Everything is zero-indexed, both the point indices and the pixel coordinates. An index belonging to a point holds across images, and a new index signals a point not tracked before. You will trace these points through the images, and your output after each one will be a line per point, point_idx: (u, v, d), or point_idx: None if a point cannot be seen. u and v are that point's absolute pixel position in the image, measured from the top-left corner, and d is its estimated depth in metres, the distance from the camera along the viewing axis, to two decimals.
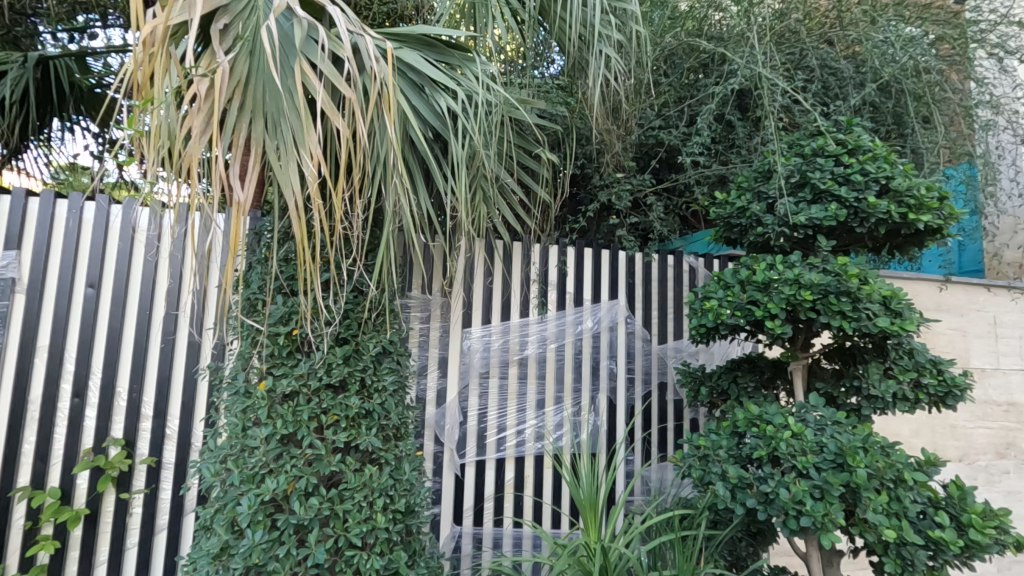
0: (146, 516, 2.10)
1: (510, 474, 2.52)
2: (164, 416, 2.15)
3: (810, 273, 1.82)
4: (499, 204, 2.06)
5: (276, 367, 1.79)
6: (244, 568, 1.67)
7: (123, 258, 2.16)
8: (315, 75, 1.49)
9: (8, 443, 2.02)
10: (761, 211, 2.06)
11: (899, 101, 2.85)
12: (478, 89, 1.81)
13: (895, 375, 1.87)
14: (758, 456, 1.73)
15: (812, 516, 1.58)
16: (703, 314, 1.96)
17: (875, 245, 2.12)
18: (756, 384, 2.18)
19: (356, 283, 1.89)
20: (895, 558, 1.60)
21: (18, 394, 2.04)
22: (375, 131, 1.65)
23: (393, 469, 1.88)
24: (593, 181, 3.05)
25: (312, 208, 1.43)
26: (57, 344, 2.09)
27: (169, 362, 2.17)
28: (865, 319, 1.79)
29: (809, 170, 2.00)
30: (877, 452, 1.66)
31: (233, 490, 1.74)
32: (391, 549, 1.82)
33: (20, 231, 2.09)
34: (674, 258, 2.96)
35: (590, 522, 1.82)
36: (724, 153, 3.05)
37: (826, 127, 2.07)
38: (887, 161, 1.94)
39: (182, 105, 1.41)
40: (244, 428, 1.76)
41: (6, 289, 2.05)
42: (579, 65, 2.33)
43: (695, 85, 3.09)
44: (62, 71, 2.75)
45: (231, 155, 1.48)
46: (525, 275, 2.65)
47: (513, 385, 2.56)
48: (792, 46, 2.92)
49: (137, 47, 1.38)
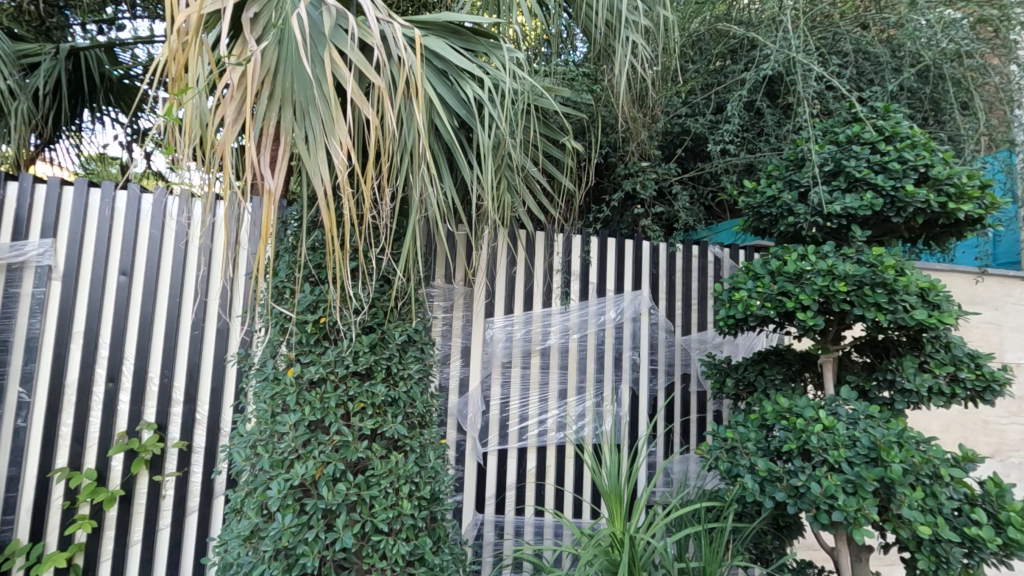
0: (177, 498, 2.16)
1: (532, 464, 2.53)
2: (194, 401, 2.20)
3: (844, 264, 1.78)
4: (524, 194, 2.04)
5: (304, 354, 1.81)
6: (274, 551, 1.71)
7: (154, 246, 2.21)
8: (345, 63, 1.49)
9: (46, 425, 2.07)
10: (793, 200, 2.01)
11: (937, 86, 2.78)
12: (504, 77, 1.79)
13: (931, 368, 1.82)
14: (788, 449, 1.70)
15: (845, 511, 1.56)
16: (732, 306, 1.93)
17: (911, 235, 2.06)
18: (785, 377, 2.14)
19: (384, 273, 1.90)
20: (929, 555, 1.58)
21: (56, 377, 2.10)
22: (402, 119, 1.64)
23: (418, 457, 1.89)
24: (617, 170, 3.02)
25: (342, 197, 1.44)
26: (92, 329, 2.14)
27: (200, 349, 2.22)
28: (901, 311, 1.74)
29: (844, 158, 1.95)
30: (913, 447, 1.62)
31: (263, 474, 1.76)
32: (416, 534, 1.84)
33: (55, 219, 2.14)
34: (699, 248, 2.94)
35: (617, 511, 1.80)
36: (752, 141, 2.98)
37: (864, 114, 2.01)
38: (927, 149, 1.88)
39: (215, 94, 1.43)
40: (273, 414, 1.79)
41: (43, 276, 2.10)
42: (605, 53, 2.30)
43: (723, 72, 3.02)
44: (92, 63, 2.80)
45: (261, 143, 1.50)
46: (548, 264, 2.64)
47: (535, 374, 2.56)
48: (826, 30, 2.82)
49: (171, 36, 1.40)
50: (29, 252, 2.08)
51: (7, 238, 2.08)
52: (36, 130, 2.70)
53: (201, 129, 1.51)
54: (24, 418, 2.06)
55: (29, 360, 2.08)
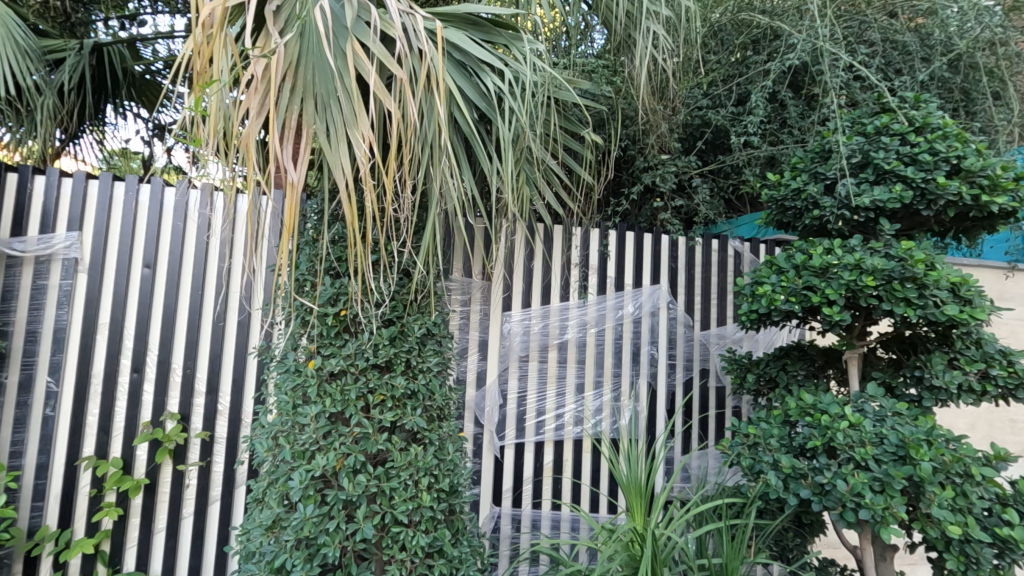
0: (200, 488, 2.19)
1: (549, 457, 2.53)
2: (216, 392, 2.23)
3: (872, 258, 1.74)
4: (543, 187, 2.03)
5: (325, 347, 1.82)
6: (296, 541, 1.72)
7: (177, 239, 2.24)
8: (367, 56, 1.50)
9: (74, 414, 2.12)
10: (819, 193, 1.97)
11: (968, 76, 2.72)
12: (525, 69, 1.77)
13: (962, 365, 1.77)
14: (812, 446, 1.68)
15: (872, 509, 1.52)
16: (755, 300, 1.90)
17: (941, 229, 2.02)
18: (807, 373, 2.10)
19: (404, 266, 1.90)
20: (958, 556, 1.56)
21: (82, 367, 2.14)
22: (423, 112, 1.64)
23: (437, 450, 1.90)
24: (637, 164, 2.99)
25: (363, 189, 1.45)
26: (117, 321, 2.17)
27: (221, 341, 2.25)
28: (932, 306, 1.70)
29: (872, 149, 1.91)
30: (943, 445, 1.58)
31: (285, 465, 1.77)
32: (435, 526, 1.85)
33: (81, 212, 2.17)
34: (719, 242, 2.91)
35: (637, 507, 1.79)
36: (776, 133, 2.93)
37: (894, 104, 1.95)
38: (960, 140, 1.82)
39: (240, 87, 1.45)
40: (294, 405, 1.80)
41: (70, 268, 2.14)
42: (625, 44, 2.27)
43: (745, 62, 2.96)
44: (115, 58, 2.83)
45: (284, 136, 1.51)
46: (566, 258, 2.62)
47: (553, 369, 2.55)
48: (852, 20, 2.74)
49: (197, 29, 1.41)
50: (56, 244, 2.12)
51: (35, 230, 2.12)
52: (62, 125, 2.74)
53: (225, 122, 1.52)
54: (52, 408, 2.10)
55: (57, 350, 2.12)
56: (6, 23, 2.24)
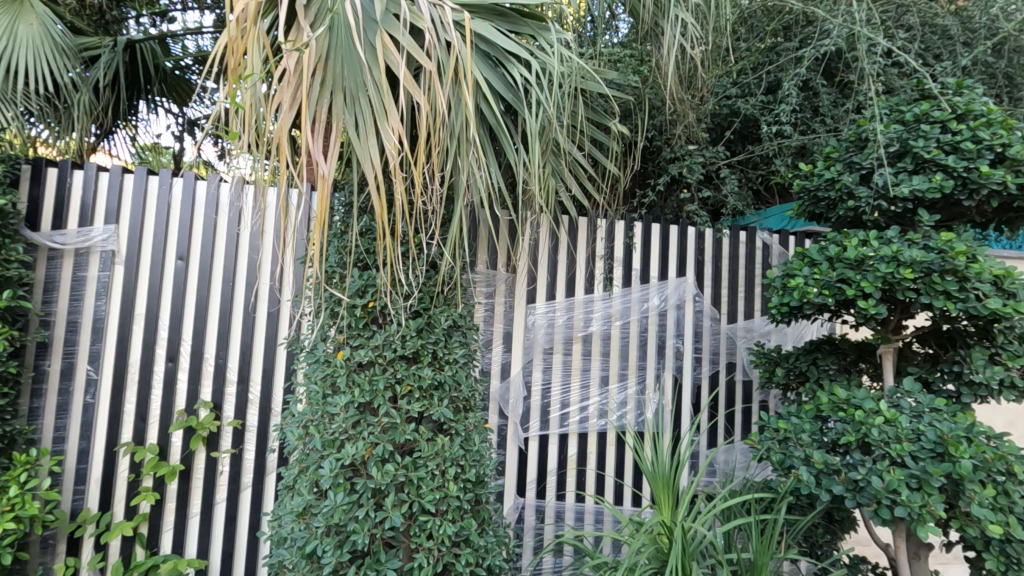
0: (232, 474, 2.25)
1: (573, 450, 2.53)
2: (247, 382, 2.28)
3: (910, 250, 1.68)
4: (568, 179, 2.01)
5: (353, 338, 1.84)
6: (326, 527, 1.75)
7: (208, 232, 2.29)
8: (397, 49, 1.50)
9: (113, 401, 2.19)
10: (854, 182, 1.92)
11: (1012, 60, 2.63)
12: (553, 60, 1.75)
13: (1003, 361, 1.71)
14: (845, 442, 1.64)
15: (908, 507, 1.49)
16: (786, 293, 1.86)
17: (981, 220, 1.96)
18: (839, 368, 2.06)
19: (431, 259, 1.92)
20: (998, 556, 1.52)
21: (119, 357, 2.20)
22: (450, 104, 1.63)
23: (463, 440, 1.91)
24: (663, 155, 2.95)
25: (393, 181, 1.45)
26: (152, 311, 2.24)
27: (252, 332, 2.29)
28: (973, 299, 1.64)
29: (911, 138, 1.85)
30: (983, 443, 1.54)
31: (314, 454, 1.81)
32: (462, 516, 1.86)
33: (118, 206, 2.23)
34: (746, 234, 2.87)
35: (664, 500, 1.78)
36: (807, 122, 2.89)
37: (935, 90, 1.88)
38: (1005, 127, 1.74)
39: (272, 80, 1.46)
40: (324, 395, 1.83)
41: (107, 260, 2.20)
42: (653, 32, 2.24)
43: (775, 50, 2.90)
44: (147, 54, 2.88)
45: (315, 129, 1.52)
46: (591, 250, 2.61)
47: (577, 361, 2.55)
48: (890, 4, 2.64)
49: (231, 25, 1.43)
50: (94, 237, 2.19)
51: (74, 223, 2.18)
52: (97, 121, 2.80)
53: (258, 116, 1.53)
54: (92, 395, 2.17)
55: (96, 340, 2.19)
56: (42, 23, 2.32)
